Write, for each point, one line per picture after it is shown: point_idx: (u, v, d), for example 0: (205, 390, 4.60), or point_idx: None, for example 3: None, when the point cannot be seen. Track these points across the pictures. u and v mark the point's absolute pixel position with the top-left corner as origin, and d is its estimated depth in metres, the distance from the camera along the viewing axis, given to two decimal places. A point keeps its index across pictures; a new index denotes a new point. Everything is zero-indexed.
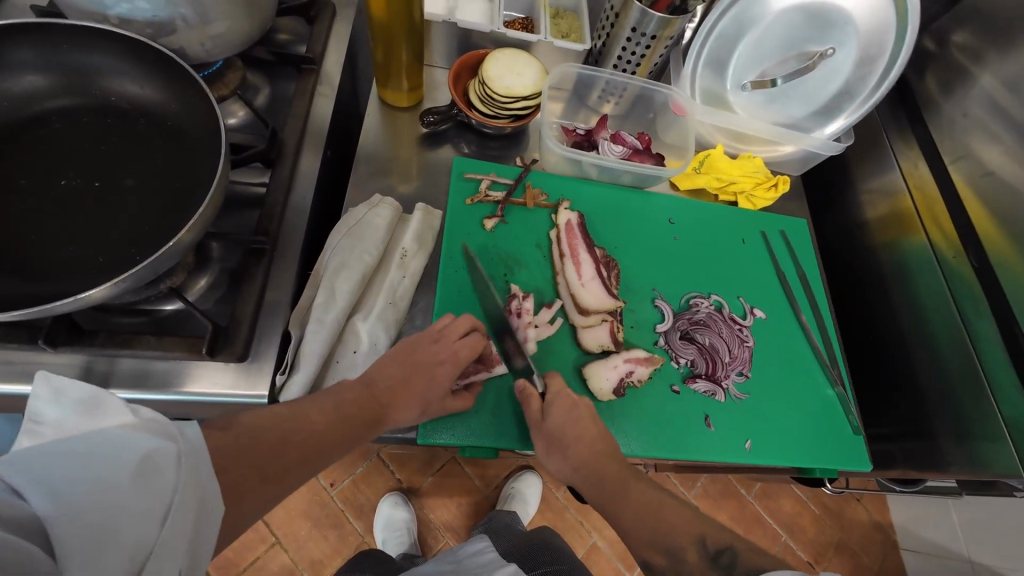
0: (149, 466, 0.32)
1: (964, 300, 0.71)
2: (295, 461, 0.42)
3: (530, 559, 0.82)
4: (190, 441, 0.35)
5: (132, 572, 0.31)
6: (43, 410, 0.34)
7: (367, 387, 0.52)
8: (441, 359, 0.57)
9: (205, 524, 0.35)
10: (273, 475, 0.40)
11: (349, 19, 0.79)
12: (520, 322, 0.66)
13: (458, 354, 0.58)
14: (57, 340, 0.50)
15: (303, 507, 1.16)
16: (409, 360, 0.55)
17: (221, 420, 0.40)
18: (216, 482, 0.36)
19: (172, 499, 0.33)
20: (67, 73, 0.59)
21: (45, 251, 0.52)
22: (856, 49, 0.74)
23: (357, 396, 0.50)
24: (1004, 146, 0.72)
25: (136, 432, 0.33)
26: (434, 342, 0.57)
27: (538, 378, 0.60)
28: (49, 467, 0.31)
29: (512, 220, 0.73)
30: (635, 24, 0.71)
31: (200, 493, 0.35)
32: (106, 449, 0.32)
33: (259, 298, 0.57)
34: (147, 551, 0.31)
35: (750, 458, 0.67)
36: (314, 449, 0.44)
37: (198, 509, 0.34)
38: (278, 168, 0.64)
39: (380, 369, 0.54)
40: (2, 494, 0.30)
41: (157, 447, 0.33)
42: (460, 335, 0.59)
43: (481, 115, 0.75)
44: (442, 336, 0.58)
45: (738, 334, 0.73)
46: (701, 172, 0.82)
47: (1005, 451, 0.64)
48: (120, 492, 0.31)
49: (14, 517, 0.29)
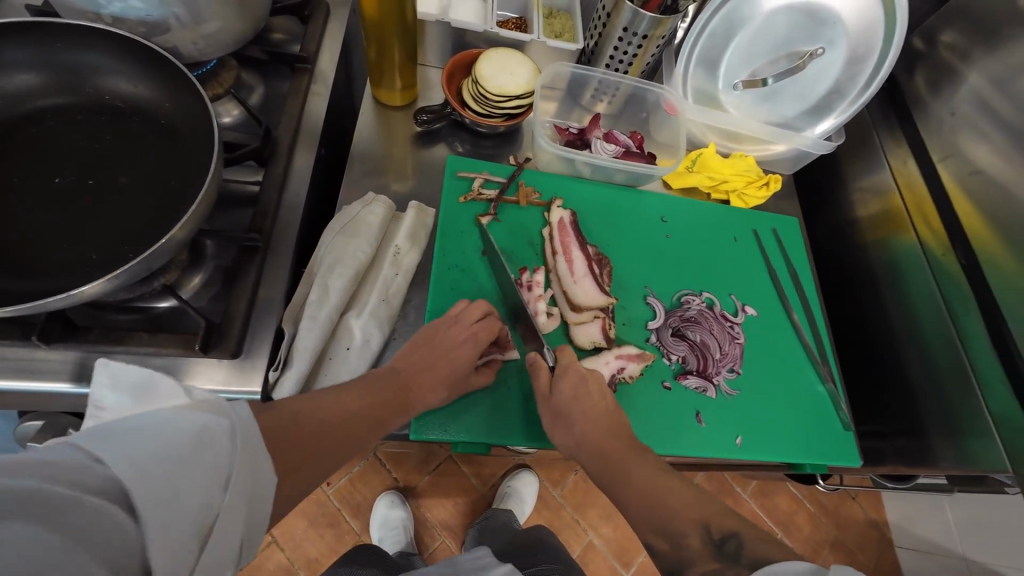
0: (207, 438, 0.32)
1: (954, 297, 0.72)
2: (312, 457, 0.42)
3: (525, 556, 0.82)
4: (241, 415, 0.35)
5: (199, 541, 0.31)
6: (104, 396, 0.38)
7: (397, 376, 0.56)
8: (462, 342, 0.60)
9: (258, 498, 0.35)
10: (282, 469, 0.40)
11: (342, 18, 0.80)
12: (529, 295, 0.68)
13: (476, 338, 0.61)
14: (51, 336, 0.50)
15: (299, 506, 1.16)
16: (429, 345, 0.59)
17: (267, 405, 0.43)
18: (268, 458, 0.36)
19: (231, 471, 0.33)
20: (61, 72, 0.60)
21: (38, 247, 0.52)
22: (845, 49, 0.74)
23: (388, 385, 0.54)
24: (991, 145, 0.72)
25: (191, 410, 0.33)
26: (455, 328, 0.61)
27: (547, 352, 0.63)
28: (113, 435, 0.30)
29: (505, 218, 0.74)
30: (627, 23, 0.72)
31: (256, 467, 0.35)
32: (165, 423, 0.32)
33: (252, 295, 0.57)
34: (211, 520, 0.31)
35: (742, 454, 0.67)
36: (326, 441, 0.44)
37: (254, 482, 0.35)
38: (272, 165, 0.65)
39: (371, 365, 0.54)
40: (74, 458, 0.28)
41: (213, 421, 0.33)
42: (477, 322, 0.62)
43: (474, 114, 0.75)
44: (458, 322, 0.61)
45: (729, 331, 0.73)
46: (693, 171, 0.82)
47: (992, 446, 0.64)
48: (187, 461, 0.31)
49: (87, 483, 0.27)
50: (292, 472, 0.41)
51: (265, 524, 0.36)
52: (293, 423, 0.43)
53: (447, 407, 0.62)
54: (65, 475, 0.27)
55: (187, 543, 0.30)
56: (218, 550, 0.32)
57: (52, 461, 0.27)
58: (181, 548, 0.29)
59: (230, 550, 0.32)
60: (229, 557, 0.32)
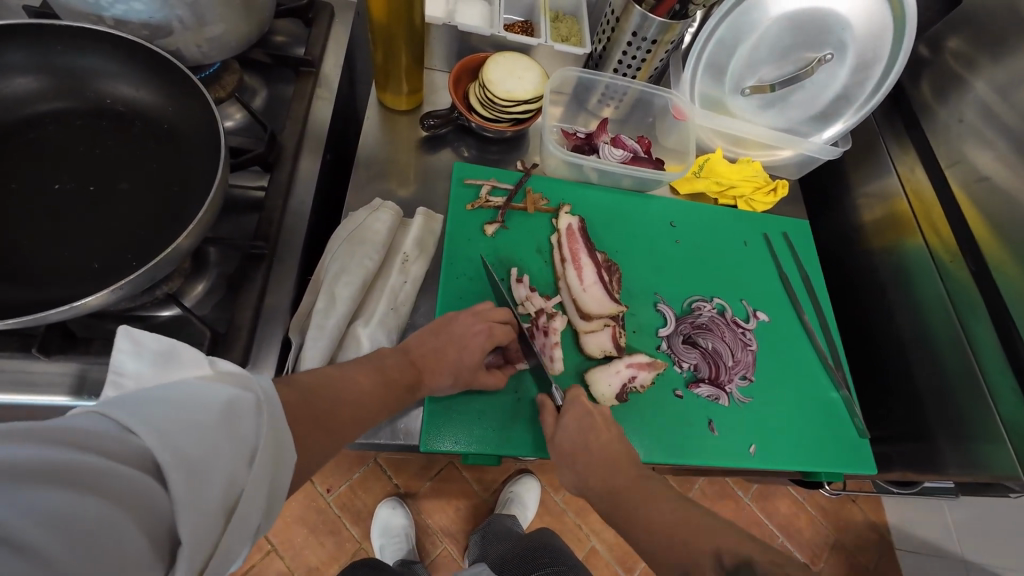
0: (236, 409, 0.33)
1: (963, 305, 0.72)
2: (319, 444, 0.41)
3: (534, 562, 0.81)
4: (266, 389, 0.36)
5: (226, 511, 0.30)
6: (126, 362, 0.38)
7: (405, 356, 0.55)
8: (476, 332, 0.59)
9: (280, 472, 0.35)
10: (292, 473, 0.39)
11: (347, 21, 0.79)
12: (546, 340, 0.66)
13: (491, 331, 0.60)
14: (51, 348, 0.50)
15: (299, 514, 1.15)
16: (443, 334, 0.59)
17: (287, 377, 0.42)
18: (288, 432, 0.36)
19: (257, 444, 0.33)
20: (60, 75, 0.58)
21: (34, 255, 0.51)
22: (853, 54, 0.74)
23: (399, 361, 0.54)
24: (995, 153, 0.72)
25: (217, 382, 0.34)
26: (471, 319, 0.60)
27: (557, 392, 0.61)
28: (143, 406, 0.29)
29: (514, 225, 0.73)
30: (636, 28, 0.71)
31: (279, 442, 0.35)
32: (189, 396, 0.31)
33: (256, 305, 0.56)
34: (238, 492, 0.31)
35: (754, 463, 0.67)
36: (329, 447, 0.42)
37: (277, 456, 0.35)
38: (277, 171, 0.64)
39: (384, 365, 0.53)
40: (105, 427, 0.27)
41: (240, 394, 0.33)
42: (497, 322, 0.61)
43: (482, 119, 0.75)
44: (477, 316, 0.61)
45: (740, 338, 0.73)
46: (700, 176, 0.82)
47: (1004, 454, 0.64)
48: (219, 432, 0.31)
49: (122, 451, 0.27)
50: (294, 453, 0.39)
51: (286, 494, 0.37)
52: (308, 399, 0.42)
53: (457, 418, 0.62)
54: (99, 443, 0.26)
55: (218, 513, 0.30)
56: (243, 521, 0.32)
57: (86, 428, 0.26)
58: (211, 518, 0.29)
59: (254, 520, 0.33)
60: (252, 529, 0.33)
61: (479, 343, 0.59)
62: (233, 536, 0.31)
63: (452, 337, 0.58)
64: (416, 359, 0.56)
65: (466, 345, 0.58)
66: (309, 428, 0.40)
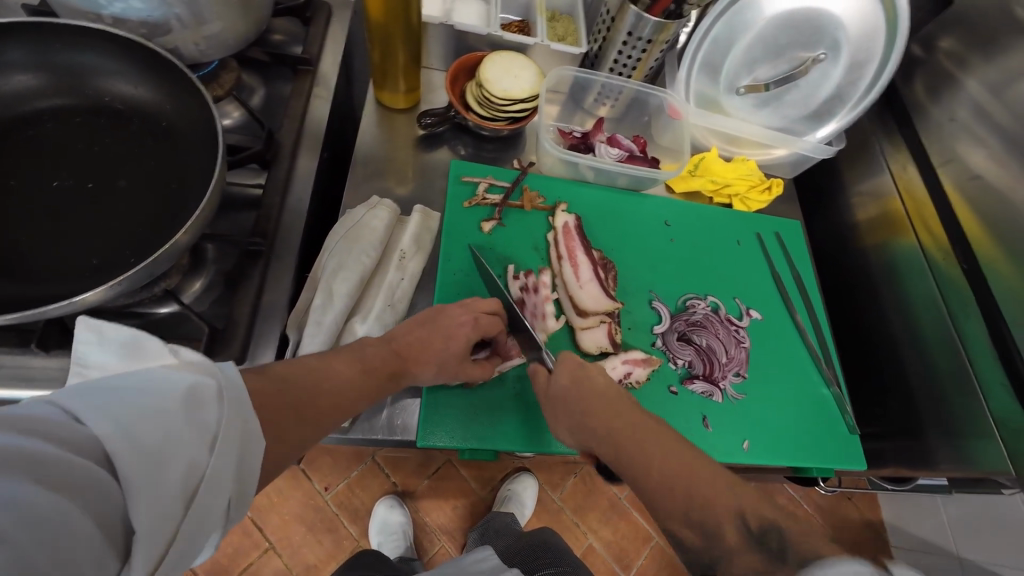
0: (196, 397, 0.32)
1: (954, 302, 0.72)
2: (303, 434, 0.42)
3: (535, 560, 0.81)
4: (230, 377, 0.35)
5: (186, 499, 0.31)
6: (90, 353, 0.39)
7: (388, 345, 0.55)
8: (462, 323, 0.59)
9: (248, 460, 0.35)
10: (276, 465, 0.40)
11: (345, 20, 0.79)
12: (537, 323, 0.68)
13: (477, 322, 0.60)
14: (49, 343, 0.50)
15: (297, 512, 1.15)
16: (429, 324, 0.58)
17: (257, 366, 0.42)
18: (257, 421, 0.36)
19: (218, 432, 0.33)
20: (58, 73, 0.59)
21: (32, 251, 0.51)
22: (846, 54, 0.75)
23: (378, 353, 0.53)
24: (987, 152, 0.73)
25: (178, 369, 0.33)
26: (459, 310, 0.60)
27: (548, 355, 0.62)
28: (98, 393, 0.30)
29: (510, 222, 0.74)
30: (631, 28, 0.72)
31: (245, 430, 0.35)
32: (147, 383, 0.31)
33: (255, 301, 0.57)
34: (197, 480, 0.31)
35: (747, 458, 0.67)
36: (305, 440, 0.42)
37: (243, 444, 0.34)
38: (274, 169, 0.64)
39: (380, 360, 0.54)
40: (55, 416, 0.28)
41: (200, 381, 0.33)
42: (484, 313, 0.61)
43: (478, 117, 0.75)
44: (465, 307, 0.60)
45: (734, 335, 0.74)
46: (696, 175, 0.83)
47: (993, 449, 0.65)
48: (173, 420, 0.31)
49: (72, 439, 0.27)
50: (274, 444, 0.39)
51: (256, 483, 0.37)
52: (281, 387, 0.41)
53: (454, 414, 0.62)
54: (45, 430, 0.27)
55: (172, 500, 0.30)
56: (204, 509, 0.32)
57: (38, 417, 0.27)
58: (168, 506, 0.29)
59: (219, 508, 0.33)
60: (216, 517, 0.33)
61: (465, 332, 0.58)
62: (195, 524, 0.31)
63: (439, 328, 0.58)
64: (401, 348, 0.55)
65: (453, 335, 0.58)
66: (290, 418, 0.41)
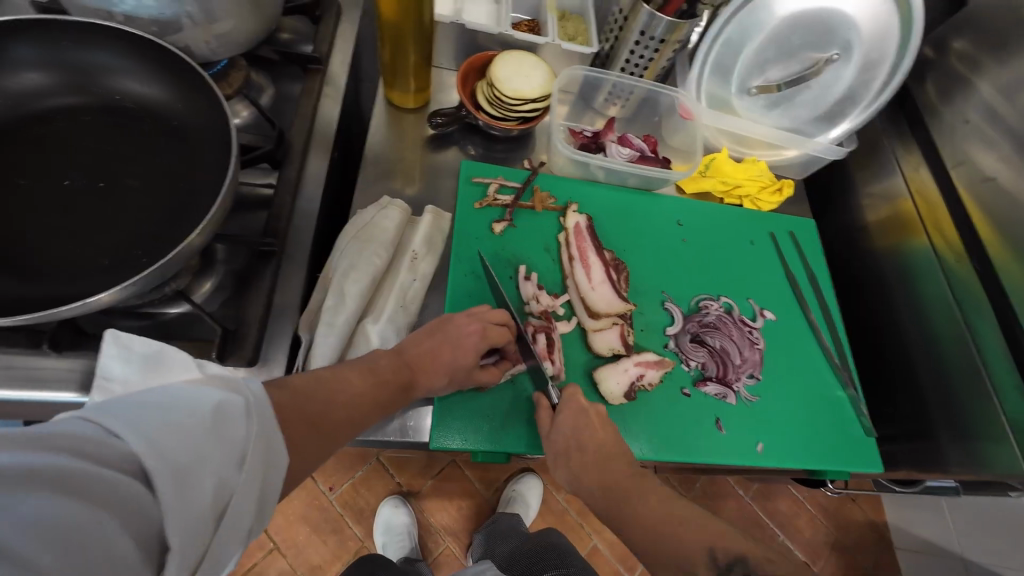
0: (223, 415, 0.32)
1: (968, 304, 0.72)
2: (315, 442, 0.41)
3: (541, 563, 0.80)
4: (254, 392, 0.36)
5: (216, 514, 0.31)
6: (113, 368, 0.45)
7: (400, 356, 0.54)
8: (469, 334, 0.58)
9: (272, 475, 0.36)
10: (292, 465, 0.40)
11: (354, 19, 0.79)
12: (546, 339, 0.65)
13: (485, 332, 0.59)
14: (61, 345, 0.50)
15: (302, 512, 1.15)
16: (437, 334, 0.58)
17: (278, 380, 0.42)
18: (280, 436, 0.37)
19: (247, 448, 0.33)
20: (71, 71, 0.58)
21: (44, 250, 0.51)
22: (859, 54, 0.74)
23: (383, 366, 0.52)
24: (999, 154, 0.72)
25: (204, 385, 0.33)
26: (466, 319, 0.59)
27: (552, 389, 0.61)
28: (128, 410, 0.29)
29: (521, 223, 0.73)
30: (643, 27, 0.72)
31: (268, 444, 0.35)
32: (177, 399, 0.31)
33: (268, 299, 0.56)
34: (228, 495, 0.32)
35: (761, 460, 0.67)
36: (331, 442, 0.43)
37: (267, 459, 0.35)
38: (286, 168, 0.64)
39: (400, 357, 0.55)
40: (90, 432, 0.27)
41: (228, 398, 0.33)
42: (494, 323, 0.61)
43: (489, 117, 0.75)
44: (473, 317, 0.60)
45: (748, 336, 0.73)
46: (706, 176, 0.82)
47: (1006, 453, 0.65)
48: (206, 438, 0.31)
49: (110, 456, 0.27)
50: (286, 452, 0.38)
51: (277, 496, 0.37)
52: (295, 402, 0.41)
53: (466, 416, 0.62)
54: (85, 449, 0.26)
55: (206, 517, 0.30)
56: (233, 524, 0.32)
57: (75, 435, 0.26)
58: (200, 522, 0.30)
59: (244, 524, 0.33)
60: (242, 532, 0.33)
61: (473, 344, 0.58)
62: (223, 540, 0.31)
63: (447, 337, 0.57)
64: (411, 360, 0.55)
65: (460, 347, 0.57)
66: (303, 431, 0.40)
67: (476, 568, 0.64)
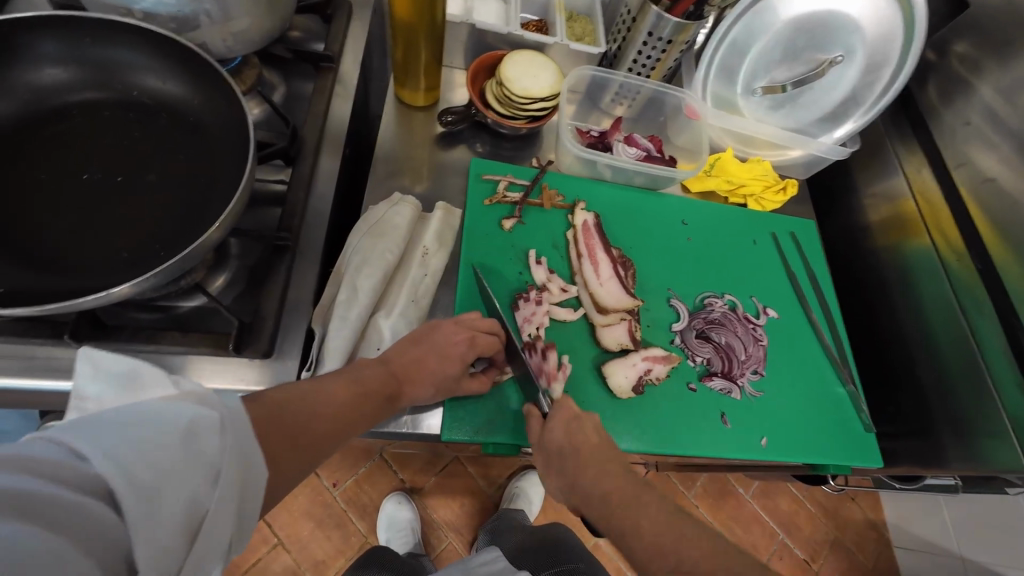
0: (194, 431, 0.31)
1: (969, 303, 0.73)
2: (313, 441, 0.42)
3: (549, 558, 0.80)
4: (229, 407, 0.34)
5: (190, 532, 0.30)
6: (86, 385, 0.36)
7: (386, 367, 0.53)
8: (457, 342, 0.57)
9: (250, 491, 0.35)
10: (304, 445, 0.41)
11: (365, 18, 0.80)
12: (535, 309, 0.67)
13: (473, 341, 0.58)
14: (81, 335, 0.50)
15: (306, 508, 1.15)
16: (422, 343, 0.56)
17: (250, 395, 0.40)
18: (259, 454, 0.35)
19: (220, 466, 0.32)
20: (91, 67, 0.59)
21: (65, 242, 0.52)
22: (863, 55, 0.75)
23: (377, 372, 0.51)
24: (1000, 155, 0.74)
25: (176, 402, 0.32)
26: (454, 327, 0.58)
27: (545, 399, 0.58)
28: (99, 428, 0.29)
29: (530, 220, 0.75)
30: (652, 27, 0.73)
31: (245, 460, 0.34)
32: (148, 417, 0.31)
33: (281, 296, 0.57)
34: (201, 513, 0.31)
35: (765, 455, 0.68)
36: (329, 441, 0.44)
37: (243, 475, 0.34)
38: (299, 164, 0.64)
39: (389, 362, 0.53)
40: (54, 454, 0.27)
41: (201, 414, 0.32)
42: (481, 331, 0.60)
43: (497, 115, 0.75)
44: (460, 325, 0.59)
45: (752, 333, 0.74)
46: (712, 175, 0.83)
47: (1006, 450, 0.65)
48: (176, 457, 0.30)
49: (71, 477, 0.27)
50: (289, 449, 0.40)
51: (258, 512, 0.36)
52: (276, 414, 0.40)
53: (476, 408, 0.63)
54: (46, 471, 0.27)
55: (176, 537, 0.29)
56: (210, 541, 0.32)
57: (37, 457, 0.27)
58: (171, 540, 0.29)
59: (221, 539, 0.32)
60: (220, 548, 0.32)
61: (461, 353, 0.57)
62: (199, 556, 0.31)
63: (432, 346, 0.56)
64: (398, 369, 0.53)
65: (446, 355, 0.56)
66: (288, 445, 0.40)
67: (479, 561, 0.62)
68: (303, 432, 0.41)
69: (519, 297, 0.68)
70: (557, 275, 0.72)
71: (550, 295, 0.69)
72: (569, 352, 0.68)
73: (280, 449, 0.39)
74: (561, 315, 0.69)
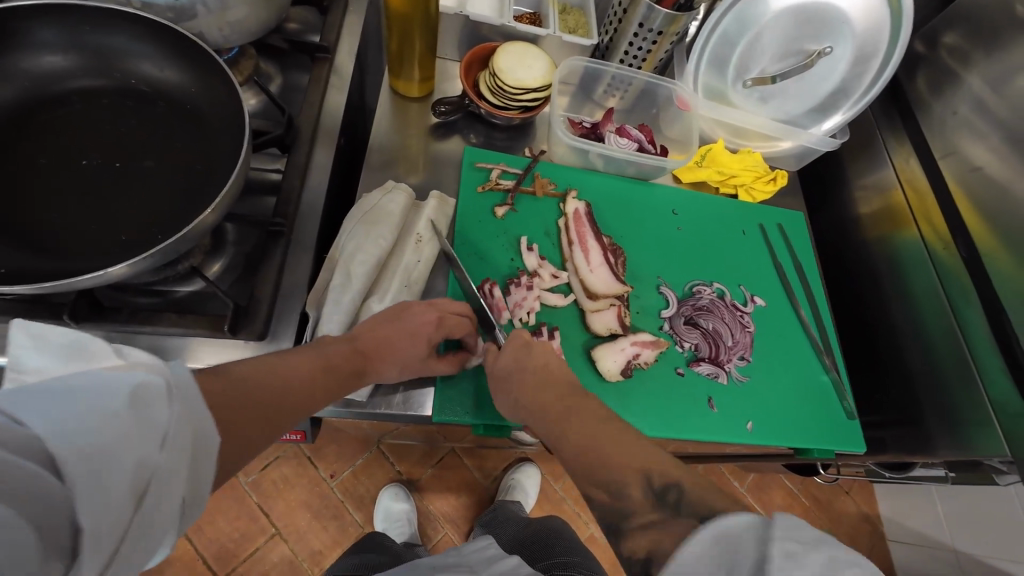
0: (142, 396, 0.31)
1: (954, 291, 0.74)
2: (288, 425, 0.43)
3: (547, 549, 0.80)
4: (179, 375, 0.34)
5: (139, 493, 0.30)
6: (26, 359, 0.34)
7: (350, 342, 0.53)
8: (426, 323, 0.58)
9: (201, 458, 0.35)
10: (277, 417, 0.43)
11: (361, 10, 0.81)
12: (525, 295, 0.68)
13: (442, 321, 0.59)
14: (79, 316, 0.51)
15: (303, 498, 1.17)
16: (396, 322, 0.57)
17: (236, 377, 0.41)
18: (211, 420, 0.36)
19: (168, 431, 0.32)
20: (90, 55, 0.60)
21: (68, 227, 0.53)
22: (852, 47, 0.77)
23: (340, 348, 0.52)
24: (988, 145, 0.76)
25: (124, 370, 0.32)
26: (424, 308, 0.59)
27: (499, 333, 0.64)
28: (42, 395, 0.29)
29: (522, 208, 0.76)
30: (643, 19, 0.74)
31: (195, 427, 0.34)
32: (93, 385, 0.31)
33: (277, 280, 0.58)
34: (149, 476, 0.31)
35: (751, 439, 0.69)
36: (296, 413, 0.45)
37: (193, 442, 0.34)
38: (294, 152, 0.66)
39: (355, 339, 0.54)
40: None
41: (150, 379, 0.32)
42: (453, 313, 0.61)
43: (491, 105, 0.77)
44: (431, 307, 0.59)
45: (739, 320, 0.76)
46: (702, 166, 0.84)
47: (993, 436, 0.67)
48: (125, 421, 0.30)
49: (13, 442, 0.27)
50: (267, 428, 0.42)
51: (212, 481, 0.36)
52: (248, 394, 0.41)
53: (464, 389, 0.64)
54: None
55: (123, 500, 0.29)
56: (158, 505, 0.32)
57: None
58: (119, 503, 0.29)
59: (174, 503, 0.33)
60: (171, 512, 0.32)
61: (429, 334, 0.58)
62: (148, 520, 0.31)
63: (405, 329, 0.57)
64: (372, 354, 0.54)
65: (415, 336, 0.57)
66: (259, 431, 0.41)
67: (472, 548, 0.60)
68: (267, 406, 0.42)
69: (509, 282, 0.69)
70: (548, 262, 0.73)
71: (540, 280, 0.71)
72: (561, 340, 0.69)
73: (250, 429, 0.40)
74: (552, 300, 0.70)
